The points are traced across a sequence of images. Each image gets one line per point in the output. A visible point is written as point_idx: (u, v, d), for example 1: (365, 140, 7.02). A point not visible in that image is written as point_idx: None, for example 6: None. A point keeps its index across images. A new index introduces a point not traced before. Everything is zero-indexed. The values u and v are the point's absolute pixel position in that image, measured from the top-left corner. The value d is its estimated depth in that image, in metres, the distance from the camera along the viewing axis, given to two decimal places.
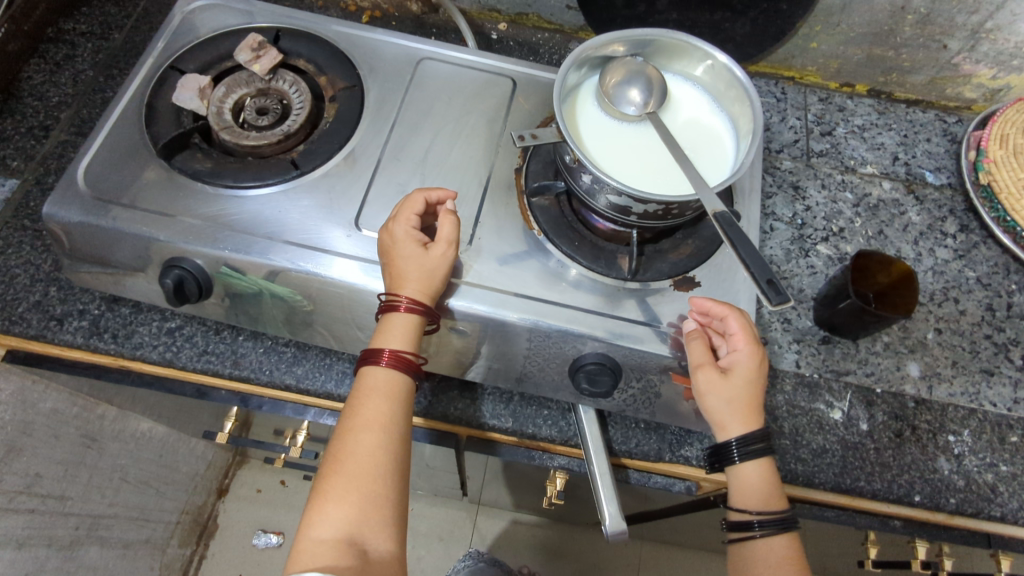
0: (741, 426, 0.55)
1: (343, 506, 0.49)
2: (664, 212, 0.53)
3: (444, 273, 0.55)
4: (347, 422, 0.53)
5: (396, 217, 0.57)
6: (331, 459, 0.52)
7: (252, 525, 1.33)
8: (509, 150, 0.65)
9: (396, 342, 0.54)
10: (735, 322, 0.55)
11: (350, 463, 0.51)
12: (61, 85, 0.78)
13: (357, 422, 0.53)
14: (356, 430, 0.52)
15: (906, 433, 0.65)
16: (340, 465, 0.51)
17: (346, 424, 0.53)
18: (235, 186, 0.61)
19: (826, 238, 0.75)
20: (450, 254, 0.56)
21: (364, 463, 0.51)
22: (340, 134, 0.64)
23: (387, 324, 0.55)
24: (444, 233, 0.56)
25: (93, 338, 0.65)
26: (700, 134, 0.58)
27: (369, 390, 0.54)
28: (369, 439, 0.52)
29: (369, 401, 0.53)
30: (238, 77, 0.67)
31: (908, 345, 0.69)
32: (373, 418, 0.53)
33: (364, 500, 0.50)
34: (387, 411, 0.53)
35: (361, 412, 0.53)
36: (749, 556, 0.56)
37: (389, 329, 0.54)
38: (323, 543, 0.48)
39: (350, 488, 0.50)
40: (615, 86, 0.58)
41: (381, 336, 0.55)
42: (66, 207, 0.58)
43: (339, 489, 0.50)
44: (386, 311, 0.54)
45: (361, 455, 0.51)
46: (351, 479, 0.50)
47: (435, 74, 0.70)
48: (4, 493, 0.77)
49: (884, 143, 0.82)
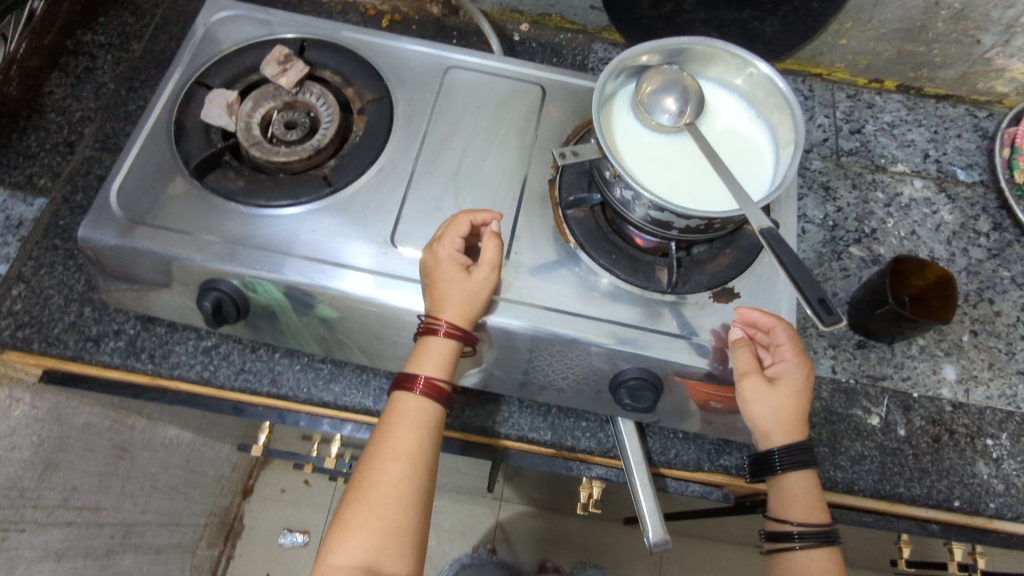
0: (784, 436, 0.56)
1: (363, 537, 0.51)
2: (706, 227, 0.53)
3: (485, 297, 0.55)
4: (375, 447, 0.54)
5: (441, 238, 0.56)
6: (356, 486, 0.53)
7: (279, 524, 1.35)
8: (542, 160, 0.65)
9: (434, 368, 0.54)
10: (783, 332, 0.56)
11: (372, 493, 0.52)
12: (84, 99, 0.78)
13: (384, 450, 0.53)
14: (383, 458, 0.53)
15: (945, 438, 0.65)
16: (362, 494, 0.52)
17: (374, 450, 0.53)
18: (268, 205, 0.60)
19: (858, 240, 0.74)
20: (492, 277, 0.55)
21: (387, 493, 0.52)
22: (371, 149, 0.63)
23: (425, 346, 0.55)
24: (487, 257, 0.56)
25: (129, 359, 0.65)
26: (739, 145, 0.57)
27: (401, 416, 0.54)
28: (393, 468, 0.52)
29: (398, 428, 0.54)
30: (264, 91, 0.66)
31: (944, 348, 0.69)
32: (401, 448, 0.53)
33: (384, 531, 0.51)
34: (416, 439, 0.54)
35: (390, 440, 0.53)
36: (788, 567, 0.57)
37: (427, 352, 0.55)
38: (341, 570, 0.50)
39: (371, 517, 0.51)
40: (650, 93, 0.57)
41: (418, 357, 0.55)
42: (101, 231, 0.58)
43: (361, 518, 0.51)
44: (425, 333, 0.55)
45: (385, 484, 0.52)
46: (372, 509, 0.51)
47: (463, 83, 0.69)
48: (43, 507, 0.77)
49: (913, 140, 0.81)
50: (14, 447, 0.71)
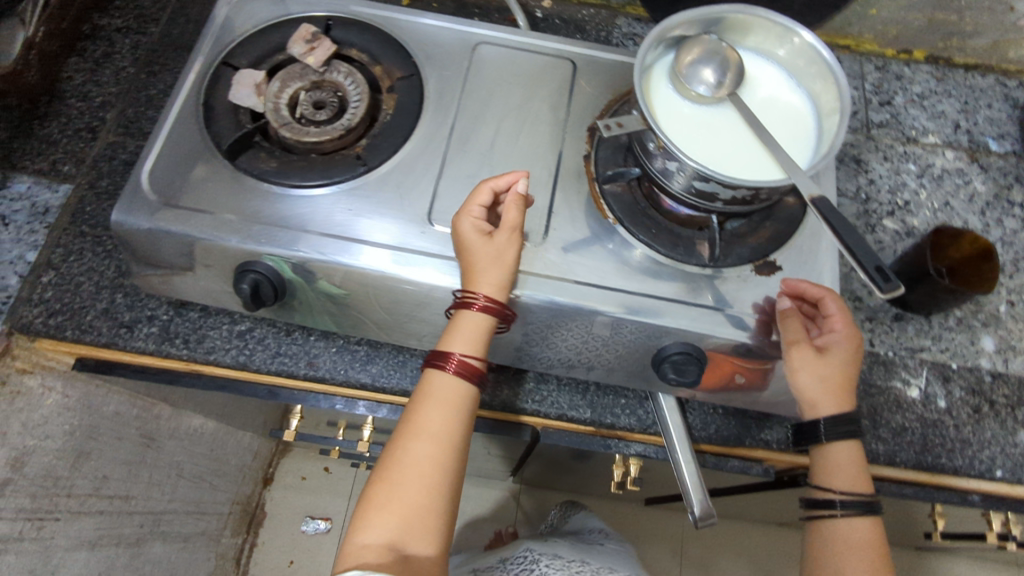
0: (833, 407, 0.56)
1: (388, 515, 0.50)
2: (752, 198, 0.52)
3: (510, 260, 0.54)
4: (406, 426, 0.53)
5: (464, 209, 0.56)
6: (385, 464, 0.52)
7: (301, 512, 1.35)
8: (576, 135, 0.64)
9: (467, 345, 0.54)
10: (833, 303, 0.56)
11: (398, 472, 0.51)
12: (104, 84, 0.77)
13: (410, 431, 0.53)
14: (409, 438, 0.53)
15: (985, 408, 0.65)
16: (391, 474, 0.52)
17: (404, 430, 0.53)
18: (302, 186, 0.59)
19: (892, 212, 0.74)
20: (514, 242, 0.55)
21: (413, 472, 0.51)
22: (402, 128, 0.63)
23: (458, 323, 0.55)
24: (511, 222, 0.55)
25: (164, 344, 0.66)
26: (780, 115, 0.57)
27: (431, 396, 0.54)
28: (425, 447, 0.52)
29: (428, 406, 0.53)
30: (291, 71, 0.64)
31: (982, 319, 0.69)
32: (427, 428, 0.53)
33: (409, 509, 0.50)
34: (447, 419, 0.53)
35: (417, 420, 0.53)
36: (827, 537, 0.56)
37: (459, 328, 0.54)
38: (366, 547, 0.49)
39: (398, 495, 0.51)
40: (688, 63, 0.56)
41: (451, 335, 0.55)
42: (134, 214, 0.57)
43: (385, 498, 0.51)
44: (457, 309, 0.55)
45: (413, 465, 0.52)
46: (397, 488, 0.51)
47: (492, 59, 0.68)
48: (76, 497, 0.77)
49: (944, 110, 0.80)
50: (47, 436, 0.70)
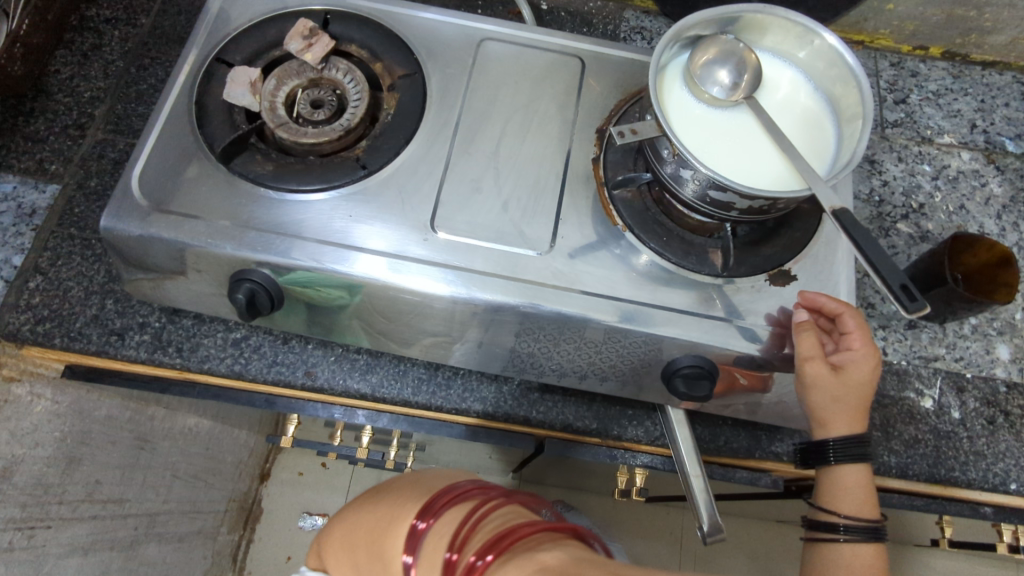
0: (844, 427, 0.54)
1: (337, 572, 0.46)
2: (769, 207, 0.50)
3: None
4: (393, 513, 0.41)
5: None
6: (351, 515, 0.46)
7: (298, 508, 1.34)
8: (584, 138, 0.62)
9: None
10: (851, 319, 0.54)
11: (358, 544, 0.43)
12: (92, 78, 0.75)
13: (423, 489, 0.43)
14: (412, 500, 0.42)
15: (999, 419, 0.64)
16: (354, 524, 0.45)
17: (376, 516, 0.43)
18: (298, 190, 0.57)
19: (906, 215, 0.72)
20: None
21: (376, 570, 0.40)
22: (404, 128, 0.60)
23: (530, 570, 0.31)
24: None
25: (157, 353, 0.65)
26: (797, 120, 0.54)
27: (429, 554, 0.36)
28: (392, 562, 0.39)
29: (393, 539, 0.39)
30: (288, 67, 0.61)
31: (996, 327, 0.67)
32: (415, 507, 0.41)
33: (365, 533, 0.43)
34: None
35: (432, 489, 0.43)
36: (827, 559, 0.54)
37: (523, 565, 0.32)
38: (337, 542, 0.46)
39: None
40: (703, 65, 0.54)
41: (506, 560, 0.33)
42: (124, 220, 0.55)
43: (367, 516, 0.44)
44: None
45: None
46: (373, 514, 0.43)
47: (497, 56, 0.65)
48: (68, 503, 0.73)
49: (960, 110, 0.78)
50: (37, 444, 0.67)
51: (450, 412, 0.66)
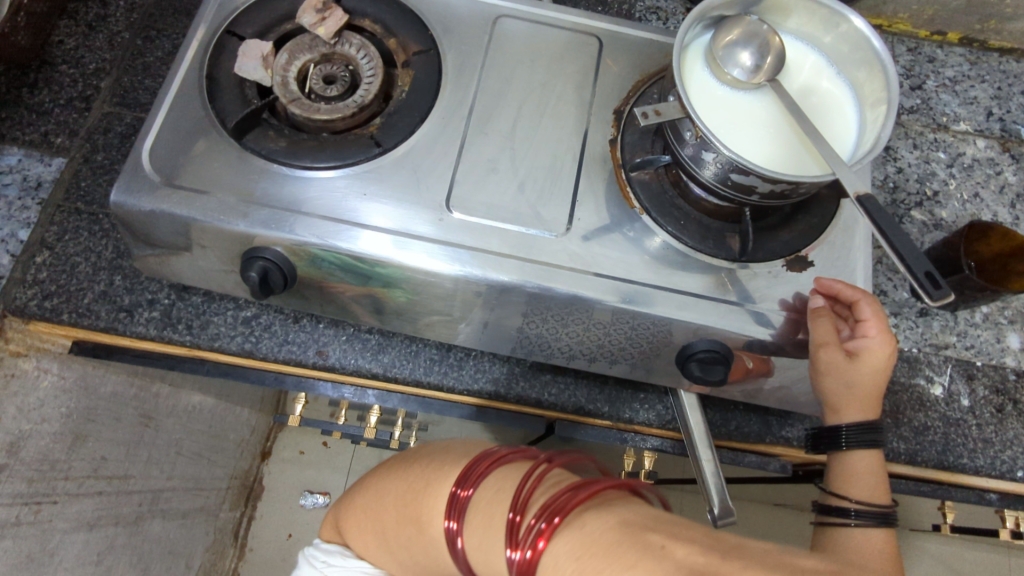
0: (858, 413, 0.54)
1: (368, 537, 0.47)
2: (790, 192, 0.49)
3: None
4: (431, 479, 0.41)
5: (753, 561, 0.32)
6: (381, 479, 0.47)
7: (299, 486, 1.35)
8: (601, 118, 0.61)
9: (576, 553, 0.32)
10: (868, 307, 0.54)
11: (390, 510, 0.45)
12: (97, 50, 0.74)
13: (456, 454, 0.43)
14: (445, 463, 0.42)
15: (1008, 408, 0.64)
16: (384, 490, 0.46)
17: (410, 482, 0.43)
18: (312, 167, 0.56)
19: (920, 203, 0.71)
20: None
21: (413, 532, 0.42)
22: (419, 106, 0.59)
23: (613, 525, 0.33)
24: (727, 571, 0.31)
25: (166, 330, 0.64)
26: (819, 104, 0.54)
27: (482, 516, 0.37)
28: (436, 529, 0.40)
29: (437, 506, 0.40)
30: (300, 42, 0.60)
31: (1008, 316, 0.67)
32: (449, 468, 0.41)
33: (398, 495, 0.44)
34: (486, 549, 0.36)
35: (465, 454, 0.43)
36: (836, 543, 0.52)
37: (599, 517, 0.33)
38: (369, 503, 0.47)
39: (386, 550, 0.46)
40: (727, 44, 0.52)
41: (578, 514, 0.34)
42: (134, 193, 0.54)
43: (397, 481, 0.45)
44: (650, 534, 0.32)
45: (417, 546, 0.42)
46: (404, 479, 0.44)
47: (513, 34, 0.64)
48: (74, 479, 0.73)
49: (977, 97, 0.77)
50: (43, 419, 0.67)
51: (462, 393, 0.66)
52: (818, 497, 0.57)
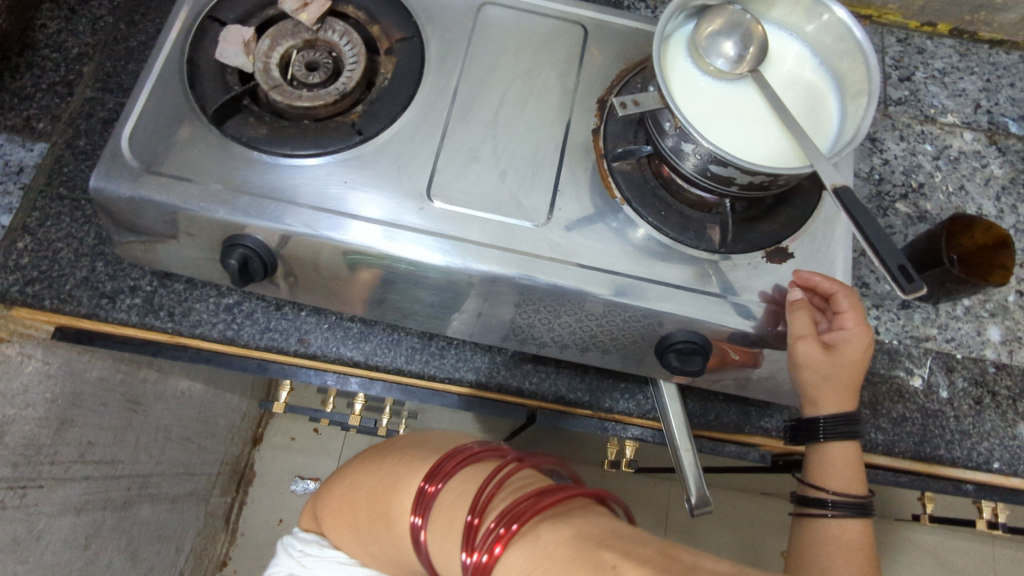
0: (834, 405, 0.55)
1: (342, 529, 0.48)
2: (770, 183, 0.49)
3: None
4: (401, 475, 0.42)
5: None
6: (356, 471, 0.47)
7: (290, 472, 1.35)
8: (585, 108, 0.61)
9: (529, 564, 0.32)
10: (845, 299, 0.54)
11: (364, 503, 0.45)
12: (80, 34, 0.73)
13: (427, 450, 0.43)
14: (417, 459, 0.42)
15: (986, 400, 0.65)
16: (358, 482, 0.46)
17: (382, 476, 0.44)
18: (292, 155, 0.56)
19: (905, 195, 0.71)
20: None
21: (382, 526, 0.42)
22: (401, 94, 0.59)
23: (565, 538, 0.32)
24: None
25: (148, 317, 0.64)
26: (801, 95, 0.54)
27: (445, 516, 0.37)
28: (403, 524, 0.40)
29: (404, 503, 0.40)
30: (282, 27, 0.60)
31: (989, 309, 0.68)
32: (419, 465, 0.42)
33: (371, 489, 0.44)
34: (446, 551, 0.37)
35: (436, 451, 0.43)
36: (814, 535, 0.53)
37: (555, 530, 0.33)
38: (343, 494, 0.48)
39: (360, 542, 0.46)
40: (709, 35, 0.53)
41: (535, 525, 0.34)
42: (112, 179, 0.54)
43: (370, 474, 0.45)
44: (603, 550, 0.31)
45: (386, 540, 0.42)
46: (377, 472, 0.45)
47: (497, 21, 0.64)
48: (60, 463, 0.73)
49: (965, 89, 0.77)
50: (28, 405, 0.67)
51: (444, 381, 0.66)
52: (796, 489, 0.58)
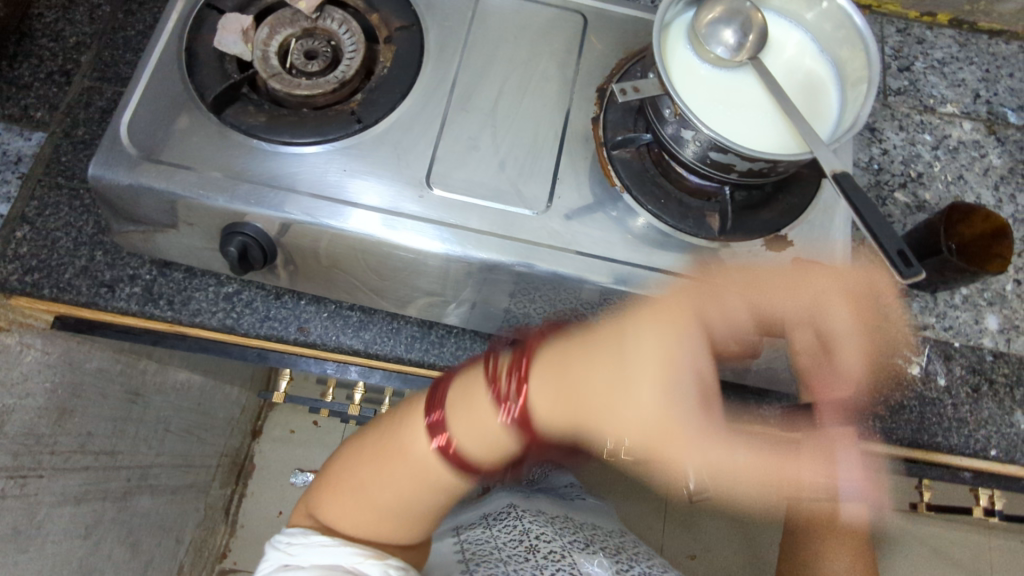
0: (831, 390, 0.58)
1: (351, 510, 0.54)
2: (769, 170, 0.49)
3: None
4: (406, 416, 0.55)
5: None
6: (363, 455, 0.55)
7: (290, 465, 1.35)
8: (584, 96, 0.61)
9: (546, 369, 0.51)
10: (843, 288, 0.56)
11: (373, 476, 0.54)
12: (77, 23, 0.73)
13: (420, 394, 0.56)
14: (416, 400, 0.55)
15: (984, 387, 0.65)
16: (366, 458, 0.55)
17: (388, 426, 0.55)
18: (291, 142, 0.56)
19: (904, 184, 0.71)
20: None
21: (399, 464, 0.53)
22: (400, 82, 0.59)
23: (559, 350, 0.52)
24: None
25: (148, 305, 0.64)
26: (801, 82, 0.54)
27: (463, 413, 0.51)
28: (420, 452, 0.52)
29: (418, 436, 0.53)
30: (281, 16, 0.60)
31: (987, 298, 0.68)
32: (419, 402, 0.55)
33: (381, 444, 0.55)
34: (477, 428, 0.51)
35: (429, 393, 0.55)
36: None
37: (550, 345, 0.53)
38: (353, 479, 0.55)
39: (370, 504, 0.53)
40: (708, 23, 0.52)
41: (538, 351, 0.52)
42: (111, 167, 0.53)
43: (380, 441, 0.55)
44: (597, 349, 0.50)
45: (397, 481, 0.53)
46: (384, 425, 0.56)
47: (497, 10, 0.63)
48: (60, 453, 0.73)
49: (964, 79, 0.77)
50: (28, 394, 0.67)
51: (444, 369, 0.66)
52: None
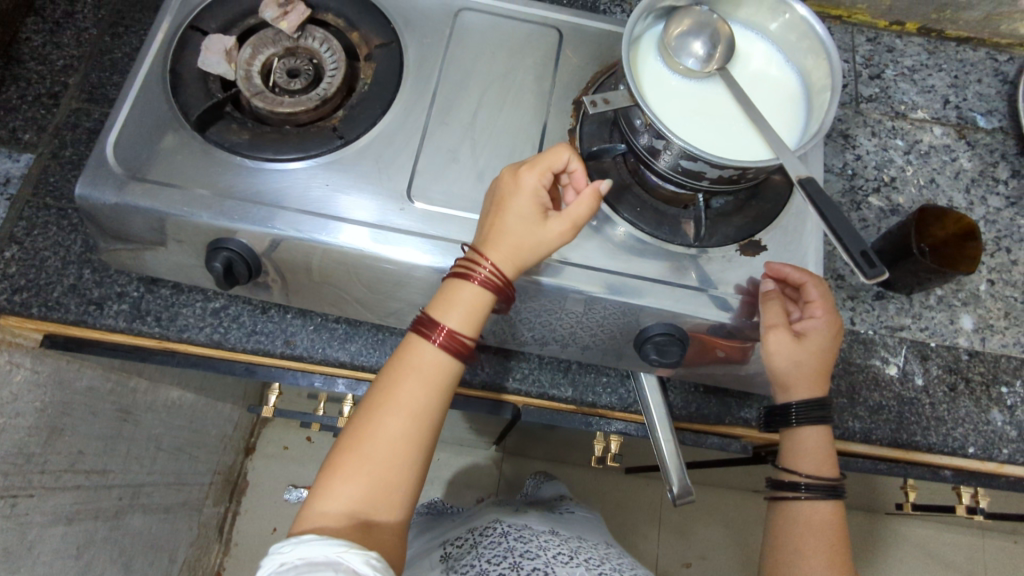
0: (807, 390, 0.57)
1: (361, 474, 0.48)
2: (738, 176, 0.51)
3: None
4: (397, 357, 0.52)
5: None
6: (363, 416, 0.50)
7: (283, 481, 1.35)
8: (561, 109, 0.62)
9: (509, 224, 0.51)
10: (815, 288, 0.56)
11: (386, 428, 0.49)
12: (65, 46, 0.74)
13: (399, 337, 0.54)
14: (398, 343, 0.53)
15: (960, 386, 0.66)
16: (370, 415, 0.50)
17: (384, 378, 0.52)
18: (275, 159, 0.57)
19: (877, 189, 0.73)
20: None
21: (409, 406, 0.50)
22: (381, 98, 0.60)
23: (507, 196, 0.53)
24: None
25: (136, 322, 0.65)
26: (768, 91, 0.55)
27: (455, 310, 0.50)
28: (429, 356, 0.51)
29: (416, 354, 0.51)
30: (264, 36, 0.61)
31: (962, 298, 0.69)
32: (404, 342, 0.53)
33: (383, 395, 0.50)
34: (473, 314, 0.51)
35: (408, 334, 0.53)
36: (790, 516, 0.58)
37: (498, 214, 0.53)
38: (359, 444, 0.49)
39: (381, 441, 0.49)
40: (677, 36, 0.54)
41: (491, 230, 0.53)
42: (98, 187, 0.55)
43: (380, 394, 0.50)
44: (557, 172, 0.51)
45: (408, 384, 0.50)
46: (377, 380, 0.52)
47: (474, 27, 0.65)
48: (51, 472, 0.74)
49: (934, 85, 0.79)
50: (17, 413, 0.68)
51: None
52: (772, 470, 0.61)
